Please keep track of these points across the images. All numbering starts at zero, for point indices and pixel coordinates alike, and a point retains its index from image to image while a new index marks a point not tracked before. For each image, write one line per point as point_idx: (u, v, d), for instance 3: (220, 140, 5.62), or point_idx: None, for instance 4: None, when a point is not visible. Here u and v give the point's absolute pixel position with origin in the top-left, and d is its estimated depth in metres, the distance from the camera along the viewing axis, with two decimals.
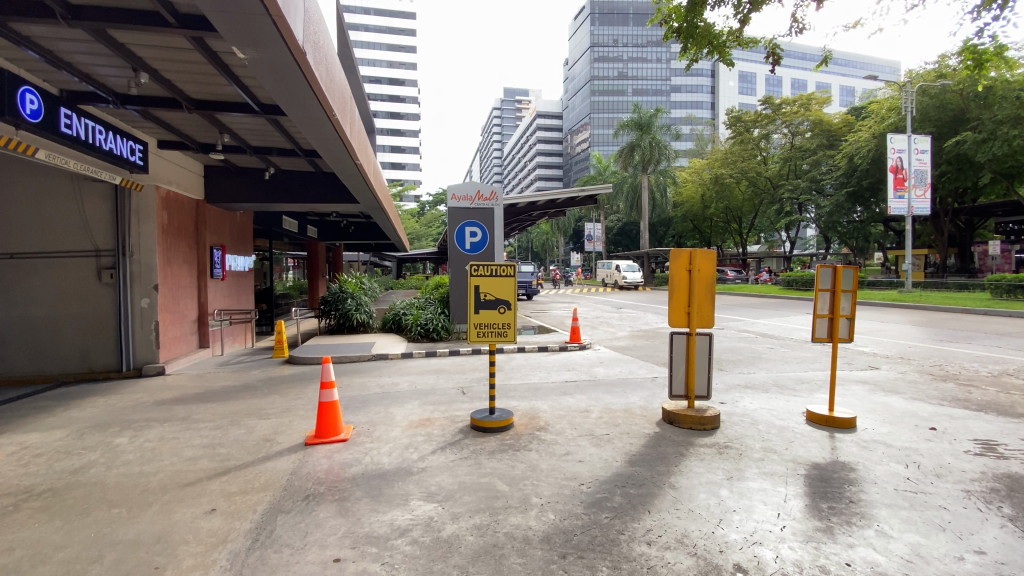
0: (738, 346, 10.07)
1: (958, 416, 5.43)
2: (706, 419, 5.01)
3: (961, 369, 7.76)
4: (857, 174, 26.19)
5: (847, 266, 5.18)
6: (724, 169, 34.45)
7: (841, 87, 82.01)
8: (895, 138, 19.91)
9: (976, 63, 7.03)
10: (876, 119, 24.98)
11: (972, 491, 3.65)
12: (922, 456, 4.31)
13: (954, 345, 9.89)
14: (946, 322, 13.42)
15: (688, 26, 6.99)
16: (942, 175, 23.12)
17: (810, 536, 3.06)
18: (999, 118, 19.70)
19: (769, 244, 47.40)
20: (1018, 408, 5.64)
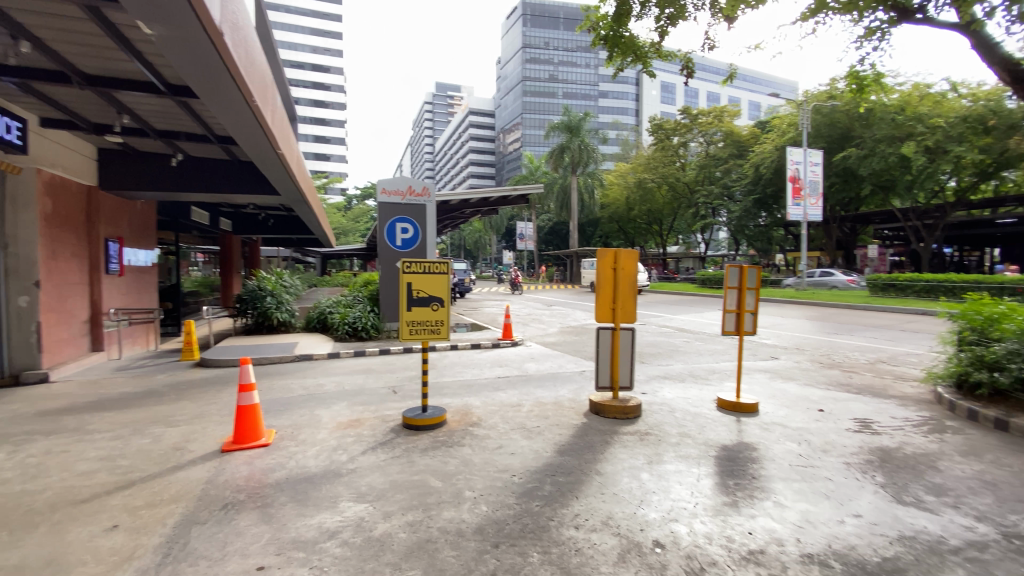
0: (658, 340, 10.73)
1: (841, 398, 6.19)
2: (628, 408, 5.33)
3: (844, 357, 8.83)
4: (762, 182, 28.71)
5: (751, 265, 5.70)
6: (647, 173, 36.57)
7: (749, 102, 89.46)
8: (793, 152, 21.99)
9: (858, 87, 8.00)
10: (778, 133, 27.58)
11: (851, 463, 4.19)
12: (812, 434, 4.89)
13: (839, 336, 11.22)
14: (833, 316, 15.13)
15: (614, 35, 7.37)
16: (831, 187, 25.92)
17: (719, 510, 3.38)
18: (877, 137, 22.55)
19: (687, 245, 50.61)
20: (887, 391, 6.52)
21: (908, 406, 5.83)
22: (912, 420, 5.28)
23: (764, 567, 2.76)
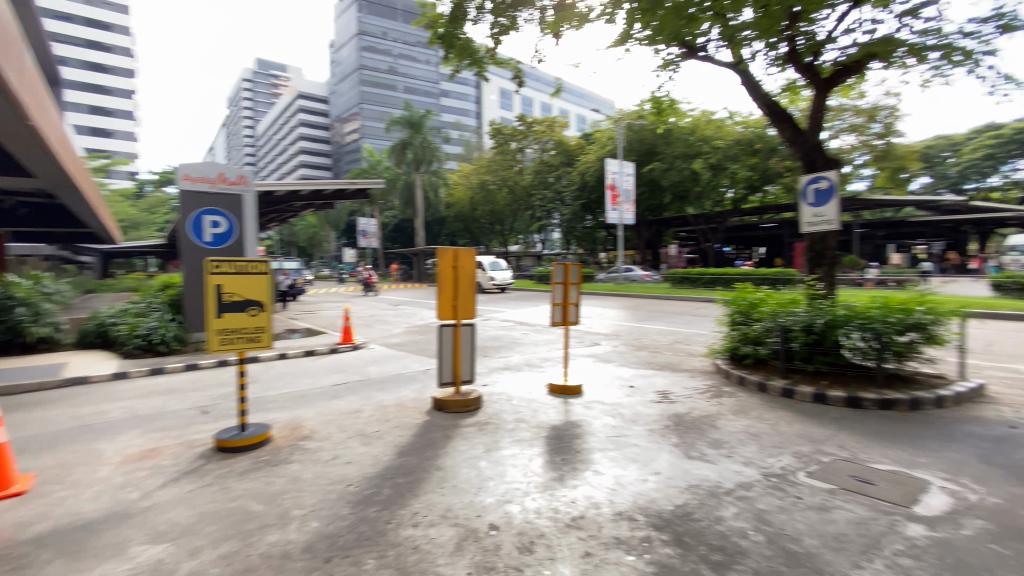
0: (499, 334, 11.24)
1: (647, 374, 7.24)
2: (469, 401, 5.48)
3: (651, 340, 10.35)
4: (587, 188, 31.95)
5: (574, 263, 6.32)
6: (489, 175, 38.53)
7: (576, 115, 98.73)
8: (611, 163, 24.94)
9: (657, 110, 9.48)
10: (599, 145, 31.09)
11: (653, 429, 4.94)
12: (625, 408, 5.62)
13: (648, 322, 13.11)
14: (644, 305, 17.60)
15: (450, 34, 7.45)
16: (641, 195, 30.07)
17: (547, 486, 3.68)
18: (676, 155, 27.01)
19: (526, 244, 53.88)
20: (680, 365, 7.84)
21: (695, 376, 7.09)
22: (696, 388, 6.44)
23: (584, 529, 3.09)
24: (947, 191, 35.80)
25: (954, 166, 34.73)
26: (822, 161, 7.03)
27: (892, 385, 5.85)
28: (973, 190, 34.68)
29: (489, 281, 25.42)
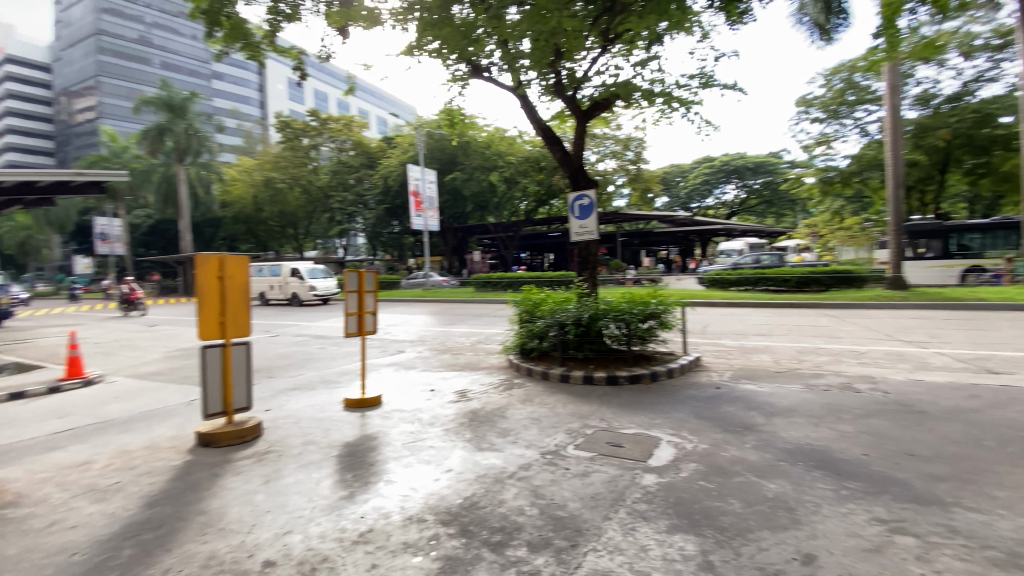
0: (292, 350, 10.23)
1: (445, 377, 7.46)
2: (247, 429, 4.85)
3: (452, 343, 10.73)
4: (391, 194, 31.76)
5: (369, 270, 6.17)
6: (276, 172, 34.17)
7: (377, 118, 96.50)
8: (412, 170, 25.02)
9: (450, 120, 10.05)
10: (400, 150, 31.03)
11: (447, 429, 5.12)
12: (422, 412, 5.71)
13: (450, 326, 13.53)
14: (448, 310, 18.10)
15: (213, 11, 6.56)
16: (444, 203, 30.97)
17: (335, 506, 3.50)
18: (474, 165, 28.69)
19: (326, 251, 50.25)
20: (477, 365, 8.29)
21: (490, 373, 7.61)
22: (490, 385, 6.90)
23: (372, 542, 3.02)
24: (679, 209, 45.69)
25: (683, 190, 44.51)
26: (585, 181, 8.23)
27: (640, 363, 7.21)
28: (695, 208, 44.96)
29: (309, 292, 22.10)
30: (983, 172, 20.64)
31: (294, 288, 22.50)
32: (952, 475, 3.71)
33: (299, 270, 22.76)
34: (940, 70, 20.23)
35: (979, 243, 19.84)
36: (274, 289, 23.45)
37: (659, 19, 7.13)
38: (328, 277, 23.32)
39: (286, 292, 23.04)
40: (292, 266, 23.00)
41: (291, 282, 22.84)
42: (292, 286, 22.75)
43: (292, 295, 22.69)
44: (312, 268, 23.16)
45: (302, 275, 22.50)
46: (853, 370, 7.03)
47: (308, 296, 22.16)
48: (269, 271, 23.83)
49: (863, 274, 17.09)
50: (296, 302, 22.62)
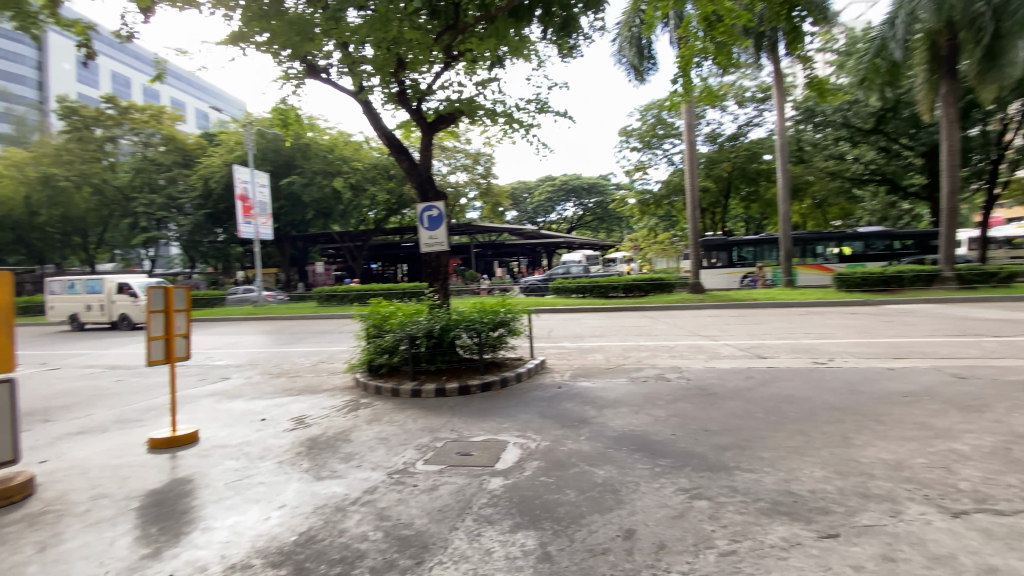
0: (74, 387, 8.31)
1: (281, 403, 6.78)
2: (6, 490, 3.81)
3: (291, 365, 9.79)
4: (213, 197, 28.64)
5: (179, 286, 5.34)
6: (57, 168, 26.56)
7: (197, 110, 84.48)
8: (240, 171, 22.32)
9: (284, 121, 9.35)
10: (225, 149, 27.70)
11: (283, 460, 4.66)
12: (251, 446, 5.10)
13: (288, 346, 12.38)
14: (287, 328, 16.47)
15: None
16: (281, 209, 28.87)
17: (134, 568, 2.93)
18: (314, 170, 27.10)
19: (127, 263, 42.01)
20: (320, 386, 7.73)
21: (334, 395, 7.12)
22: (334, 407, 6.48)
23: None
24: (527, 222, 48.53)
25: (529, 205, 47.34)
26: (432, 193, 8.26)
27: (490, 371, 7.43)
28: (541, 222, 48.19)
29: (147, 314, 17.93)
30: (752, 199, 25.99)
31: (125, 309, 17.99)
32: (733, 443, 4.55)
33: (131, 286, 18.22)
34: (722, 115, 24.95)
35: (751, 254, 24.87)
36: (95, 310, 18.44)
37: (498, 43, 7.56)
38: None
39: (111, 313, 18.29)
40: (121, 282, 18.26)
41: (120, 302, 18.19)
42: (121, 306, 18.14)
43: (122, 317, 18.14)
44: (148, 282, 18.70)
45: (135, 293, 18.08)
46: (666, 363, 8.21)
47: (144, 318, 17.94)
48: (86, 288, 18.60)
49: (672, 281, 20.06)
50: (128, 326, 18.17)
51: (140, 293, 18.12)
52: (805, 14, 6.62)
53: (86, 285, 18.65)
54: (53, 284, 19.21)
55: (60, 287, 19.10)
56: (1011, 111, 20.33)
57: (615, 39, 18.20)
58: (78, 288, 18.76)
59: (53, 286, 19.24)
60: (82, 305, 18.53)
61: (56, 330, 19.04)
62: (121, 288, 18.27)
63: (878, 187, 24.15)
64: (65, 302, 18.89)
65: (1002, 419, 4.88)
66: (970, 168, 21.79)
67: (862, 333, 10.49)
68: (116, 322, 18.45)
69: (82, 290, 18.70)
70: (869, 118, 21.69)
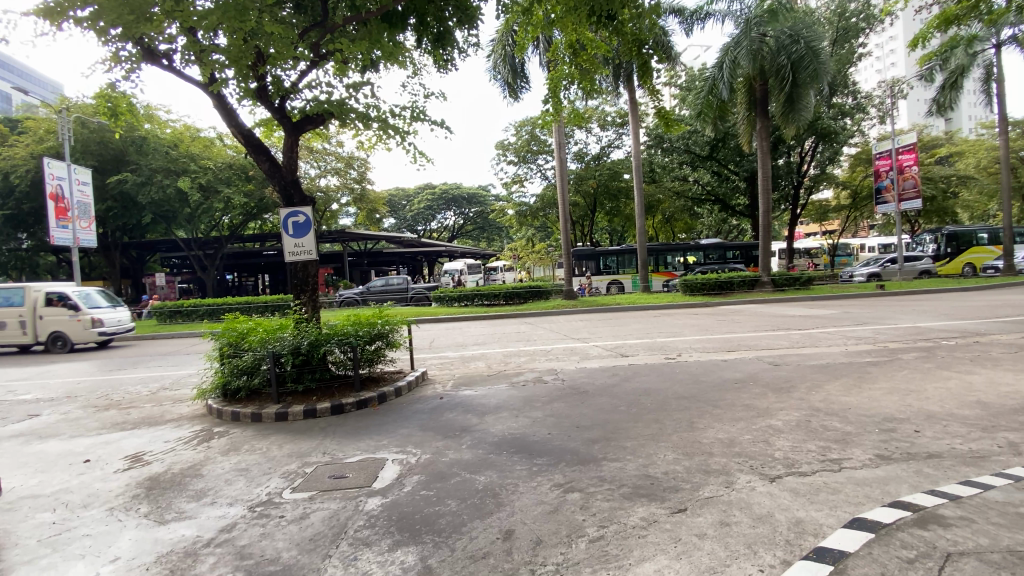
0: None
1: (113, 440, 5.75)
2: None
3: (123, 394, 8.32)
4: (13, 195, 23.35)
5: None
6: None
7: None
8: (52, 164, 18.45)
9: (111, 111, 8.05)
10: (32, 137, 22.86)
11: (115, 506, 3.97)
12: (70, 493, 4.25)
13: (121, 372, 10.52)
14: (120, 351, 13.94)
15: None
16: (108, 211, 24.48)
17: None
18: (152, 167, 23.40)
19: None
20: (165, 416, 6.72)
21: (181, 425, 6.23)
22: (184, 439, 5.67)
23: None
24: (407, 230, 47.47)
25: (408, 213, 46.25)
26: (298, 198, 7.67)
27: (367, 386, 7.08)
28: (421, 231, 47.48)
29: (90, 329, 13.88)
30: (615, 214, 28.61)
31: (62, 325, 13.79)
32: (601, 436, 4.93)
33: (72, 297, 14.02)
34: (588, 135, 27.11)
35: (615, 263, 27.28)
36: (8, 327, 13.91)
37: (371, 46, 7.34)
38: (111, 305, 15.12)
39: (40, 331, 13.95)
40: (46, 290, 14.00)
41: (53, 317, 13.88)
42: (50, 321, 13.84)
43: (55, 335, 13.87)
44: (88, 291, 14.54)
45: (77, 303, 13.92)
46: (543, 366, 8.62)
47: (91, 335, 13.92)
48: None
49: (548, 289, 21.14)
50: (64, 346, 13.97)
51: (82, 304, 13.97)
52: (652, 51, 7.48)
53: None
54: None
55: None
56: (805, 147, 25.20)
57: (490, 55, 18.81)
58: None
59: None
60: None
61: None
62: (52, 298, 13.94)
63: (713, 205, 28.09)
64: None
65: (803, 396, 5.99)
66: (780, 192, 26.30)
67: (704, 331, 12.11)
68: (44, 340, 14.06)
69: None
70: (705, 146, 25.21)
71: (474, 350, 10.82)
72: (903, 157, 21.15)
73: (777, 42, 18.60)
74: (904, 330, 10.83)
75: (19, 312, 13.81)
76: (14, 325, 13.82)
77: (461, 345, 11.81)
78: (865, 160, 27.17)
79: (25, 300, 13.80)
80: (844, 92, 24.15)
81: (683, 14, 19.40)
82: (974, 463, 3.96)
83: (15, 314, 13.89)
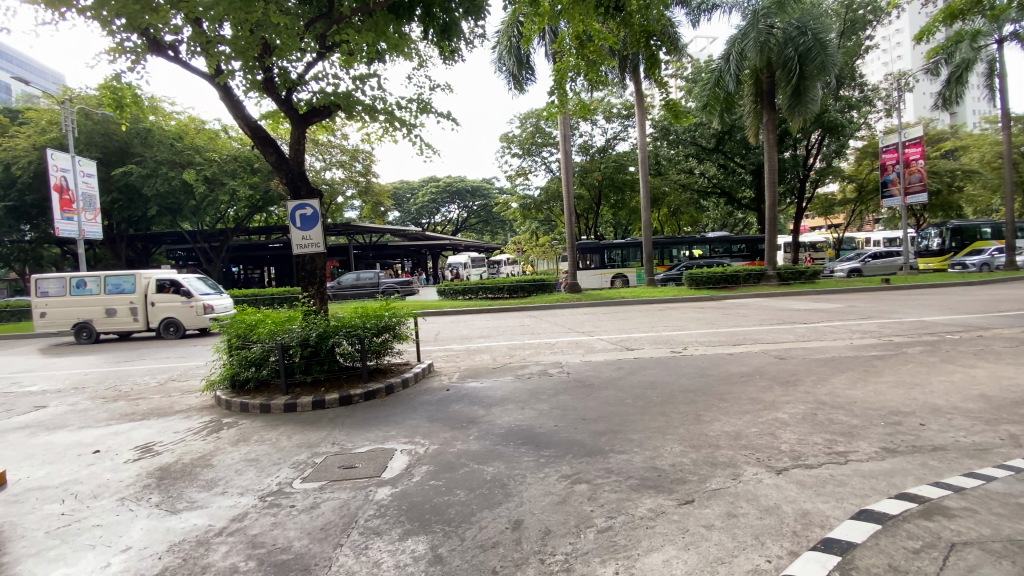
0: None
1: (121, 431, 5.83)
2: None
3: (132, 386, 8.40)
4: (17, 187, 23.45)
5: None
6: None
7: None
8: (56, 156, 18.50)
9: (116, 104, 8.08)
10: (36, 129, 22.88)
11: (126, 496, 4.03)
12: (81, 484, 4.32)
13: (128, 364, 10.62)
14: (131, 342, 14.02)
15: None
16: (113, 203, 24.60)
17: None
18: (157, 159, 23.44)
19: None
20: (172, 408, 6.79)
21: (190, 416, 6.29)
22: (192, 430, 5.74)
23: None
24: (411, 223, 47.47)
25: (412, 206, 46.17)
26: (304, 190, 7.69)
27: (374, 378, 7.13)
28: (424, 224, 47.49)
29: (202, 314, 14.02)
30: (620, 207, 28.55)
31: (174, 311, 14.01)
32: (608, 428, 4.96)
33: (182, 284, 14.26)
34: (593, 128, 26.97)
35: (620, 257, 27.24)
36: (118, 314, 14.17)
37: (377, 37, 7.34)
38: (218, 292, 15.34)
39: (151, 318, 14.19)
40: (160, 277, 14.31)
41: (164, 304, 14.12)
42: (164, 307, 14.10)
43: (166, 321, 14.06)
44: (194, 278, 14.74)
45: (189, 290, 14.13)
46: (548, 359, 8.65)
47: (202, 323, 14.06)
48: (104, 288, 14.18)
49: (552, 282, 21.16)
50: (176, 332, 14.14)
51: (194, 290, 14.19)
52: (660, 43, 7.44)
53: (105, 284, 14.24)
54: (45, 284, 14.39)
55: (57, 287, 14.32)
56: (812, 140, 25.01)
57: (495, 46, 18.70)
58: (91, 287, 14.18)
59: (43, 285, 14.43)
60: (99, 309, 14.08)
61: (55, 345, 14.26)
62: (162, 286, 14.19)
63: (718, 199, 27.95)
64: (71, 307, 14.20)
65: (808, 390, 6.00)
66: (785, 185, 26.14)
67: (709, 324, 12.13)
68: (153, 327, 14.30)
69: (98, 289, 14.23)
70: (711, 138, 25.05)
71: (479, 343, 10.86)
72: (910, 150, 20.91)
73: (785, 33, 18.42)
74: (910, 324, 10.83)
75: (129, 299, 14.06)
76: (125, 312, 14.07)
77: (466, 337, 11.86)
78: (870, 153, 27.00)
79: (136, 286, 14.07)
80: (851, 84, 23.93)
81: (690, 5, 19.17)
82: (981, 455, 3.97)
83: (125, 301, 14.16)
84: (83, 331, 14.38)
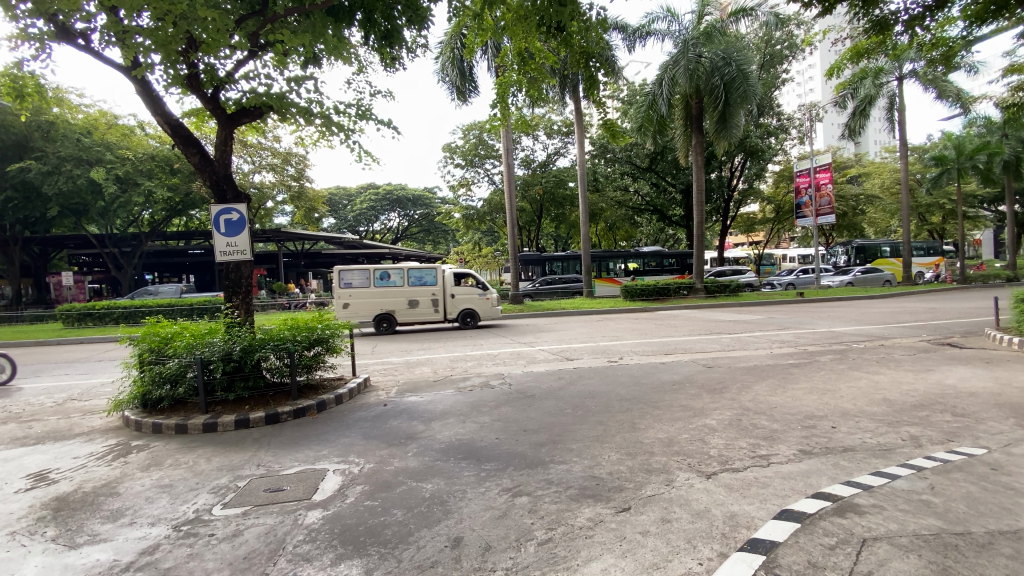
0: None
1: (11, 457, 5.12)
2: None
3: (22, 407, 7.39)
4: None
5: None
6: None
7: None
8: None
9: (16, 93, 7.22)
10: None
11: (17, 530, 3.53)
12: None
13: (19, 382, 9.38)
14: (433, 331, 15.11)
15: None
16: (6, 202, 21.86)
17: None
18: (60, 155, 21.19)
19: None
20: (73, 430, 6.06)
21: (93, 440, 5.65)
22: (96, 454, 5.15)
23: None
24: (348, 231, 46.05)
25: (349, 213, 44.69)
26: (232, 194, 7.21)
27: (305, 395, 6.75)
28: (363, 232, 46.19)
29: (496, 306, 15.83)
30: (560, 220, 29.30)
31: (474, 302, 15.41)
32: (549, 439, 4.99)
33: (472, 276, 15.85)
34: (534, 143, 27.56)
35: (560, 268, 28.00)
36: (420, 305, 15.32)
37: (314, 39, 7.09)
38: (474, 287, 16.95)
39: (449, 309, 15.51)
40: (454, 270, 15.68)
41: (463, 296, 15.51)
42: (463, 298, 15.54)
43: (469, 311, 15.42)
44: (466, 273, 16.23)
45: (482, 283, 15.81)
46: (490, 371, 8.62)
47: (494, 313, 16.10)
48: (407, 280, 15.25)
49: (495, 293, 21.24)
50: (474, 322, 15.61)
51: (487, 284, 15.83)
52: (599, 65, 7.69)
53: (408, 276, 15.14)
54: (350, 276, 14.78)
55: (363, 279, 14.83)
56: (735, 163, 26.85)
57: (438, 57, 18.71)
58: (396, 278, 14.98)
59: (347, 277, 14.81)
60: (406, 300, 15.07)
61: (97, 351, 13.33)
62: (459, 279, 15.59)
63: (651, 215, 29.40)
64: (377, 298, 14.91)
65: (734, 397, 6.36)
66: (712, 204, 27.97)
67: (644, 334, 12.62)
68: (452, 318, 15.45)
69: (401, 282, 15.22)
70: (645, 158, 26.39)
71: (420, 356, 10.62)
72: (820, 175, 23.00)
73: (711, 63, 19.71)
74: (820, 334, 11.82)
75: (434, 291, 15.22)
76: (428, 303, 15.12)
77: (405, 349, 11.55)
78: (786, 177, 29.44)
79: (438, 280, 15.22)
80: (770, 113, 26.09)
81: (626, 31, 20.21)
82: (882, 455, 4.37)
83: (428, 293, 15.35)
84: (380, 321, 15.31)
